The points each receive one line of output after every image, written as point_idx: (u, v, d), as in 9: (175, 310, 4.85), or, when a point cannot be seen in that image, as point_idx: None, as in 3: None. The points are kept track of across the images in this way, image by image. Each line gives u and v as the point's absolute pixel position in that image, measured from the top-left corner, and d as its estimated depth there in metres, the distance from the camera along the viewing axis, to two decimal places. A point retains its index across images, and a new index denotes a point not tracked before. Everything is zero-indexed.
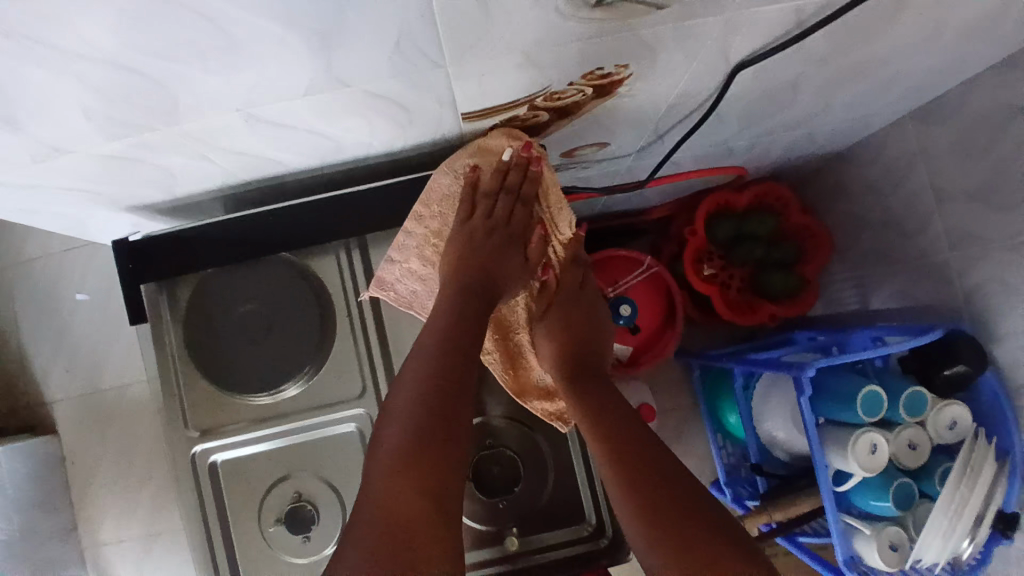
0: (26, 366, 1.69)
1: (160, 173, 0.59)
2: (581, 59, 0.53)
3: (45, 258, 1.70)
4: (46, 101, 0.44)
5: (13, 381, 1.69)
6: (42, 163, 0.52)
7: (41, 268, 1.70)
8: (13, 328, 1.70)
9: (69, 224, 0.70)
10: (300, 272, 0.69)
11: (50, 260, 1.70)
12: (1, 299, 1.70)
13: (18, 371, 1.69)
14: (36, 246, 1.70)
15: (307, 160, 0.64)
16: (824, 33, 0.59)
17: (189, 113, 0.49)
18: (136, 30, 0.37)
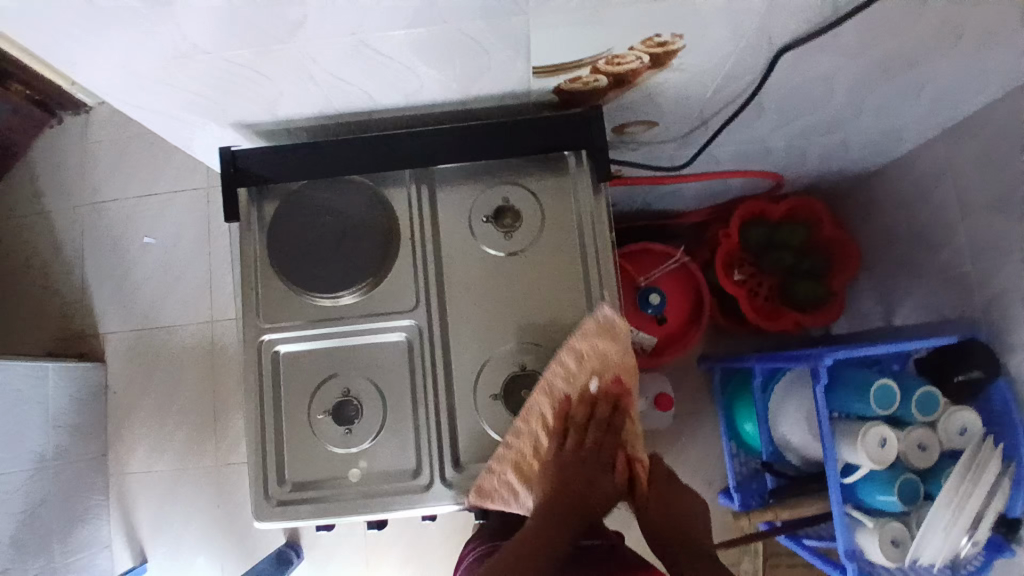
0: (85, 298, 1.83)
1: (269, 91, 0.69)
2: (641, 23, 0.62)
3: (119, 201, 1.85)
4: (197, 1, 0.54)
5: (73, 311, 1.82)
6: (180, 61, 0.63)
7: (114, 210, 1.85)
8: (81, 264, 1.84)
9: (181, 133, 0.80)
10: (372, 196, 0.78)
11: (123, 204, 1.84)
12: (74, 235, 1.85)
13: (79, 303, 1.83)
14: (112, 189, 1.85)
15: (393, 96, 0.73)
16: (858, 22, 0.66)
17: (305, 27, 0.58)
18: None
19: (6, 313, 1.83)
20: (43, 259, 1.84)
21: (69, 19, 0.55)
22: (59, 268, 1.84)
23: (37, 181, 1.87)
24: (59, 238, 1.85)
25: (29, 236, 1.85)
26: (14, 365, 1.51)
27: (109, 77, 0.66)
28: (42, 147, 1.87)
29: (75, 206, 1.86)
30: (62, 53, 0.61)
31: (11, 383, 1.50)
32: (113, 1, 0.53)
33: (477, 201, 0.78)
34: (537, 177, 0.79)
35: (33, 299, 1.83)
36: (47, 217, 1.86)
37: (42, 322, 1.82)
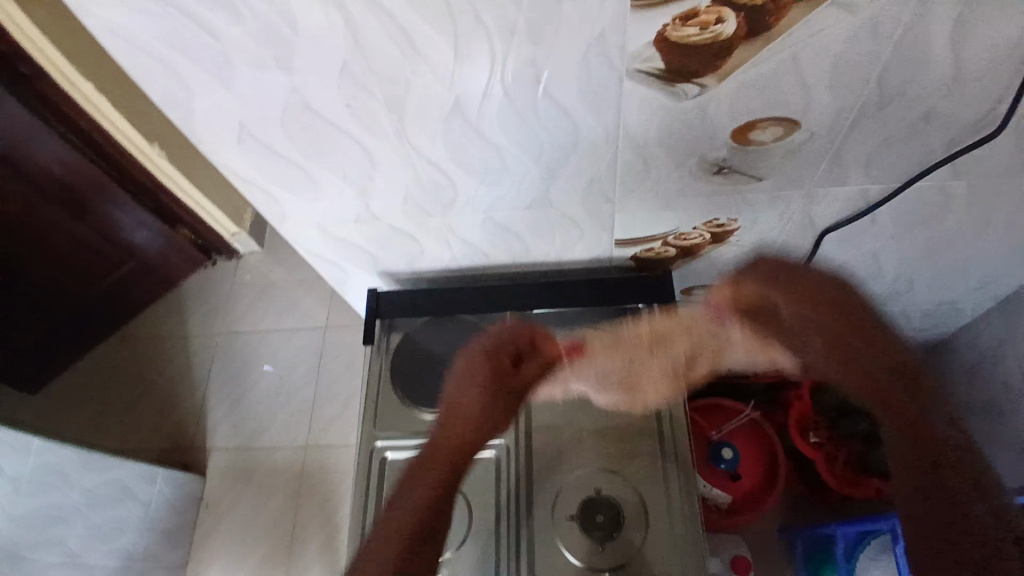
0: (200, 415, 1.98)
1: (415, 247, 0.91)
2: (704, 210, 0.80)
3: (248, 332, 2.10)
4: (388, 184, 0.74)
5: (187, 422, 1.97)
6: (359, 223, 0.84)
7: (242, 338, 2.10)
8: (204, 383, 2.03)
9: (339, 277, 1.02)
10: (479, 332, 0.95)
11: (252, 335, 2.10)
12: (205, 357, 2.07)
13: (192, 417, 1.98)
14: (245, 322, 2.12)
15: (504, 256, 0.93)
16: (887, 211, 0.81)
17: (452, 207, 0.79)
18: (463, 147, 0.67)
19: (127, 424, 1.97)
20: (170, 372, 2.05)
21: (297, 192, 0.77)
22: (185, 388, 2.02)
23: (183, 309, 2.15)
24: (192, 356, 2.07)
25: (165, 351, 2.08)
26: (137, 463, 1.60)
27: (305, 232, 0.88)
28: (194, 281, 2.20)
29: (211, 333, 2.11)
30: (281, 214, 0.82)
31: (126, 478, 1.58)
32: (332, 182, 0.74)
33: (566, 342, 0.94)
34: (616, 325, 0.94)
35: (151, 409, 2.00)
36: (186, 341, 2.09)
37: (157, 432, 1.96)
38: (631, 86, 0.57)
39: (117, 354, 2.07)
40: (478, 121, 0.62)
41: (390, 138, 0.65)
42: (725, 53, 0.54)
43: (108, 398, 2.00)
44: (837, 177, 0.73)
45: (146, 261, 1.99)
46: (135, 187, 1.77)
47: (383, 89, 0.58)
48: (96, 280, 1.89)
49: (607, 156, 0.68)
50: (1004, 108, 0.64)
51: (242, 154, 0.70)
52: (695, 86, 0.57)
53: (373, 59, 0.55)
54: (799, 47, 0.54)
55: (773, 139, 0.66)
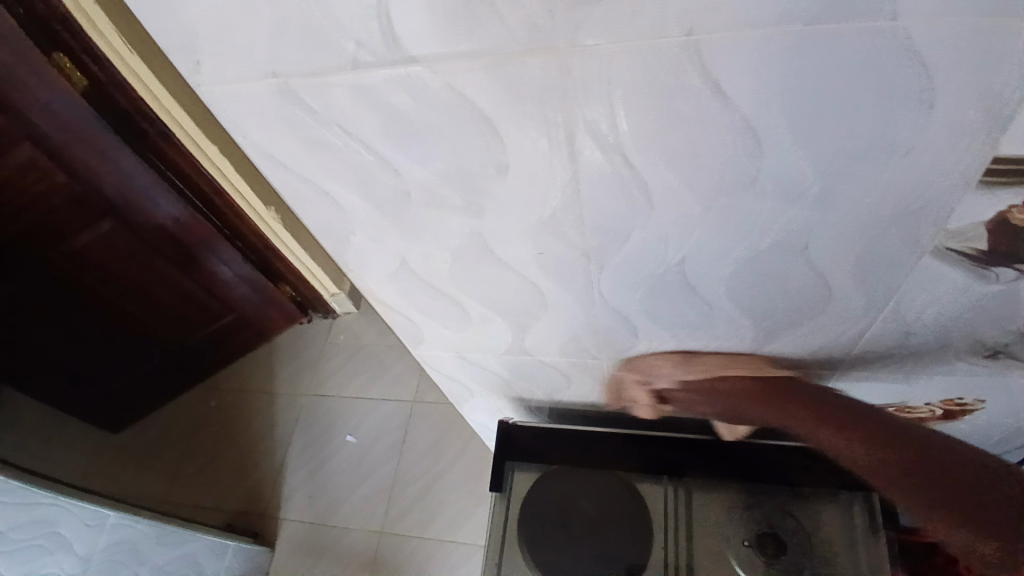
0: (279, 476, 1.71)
1: (559, 383, 0.77)
2: (948, 386, 0.61)
3: (337, 398, 1.80)
4: (556, 323, 0.61)
5: (258, 484, 1.71)
6: (505, 356, 0.71)
7: (328, 399, 1.81)
8: (285, 442, 1.76)
9: (460, 396, 0.90)
10: (625, 487, 0.79)
11: (338, 402, 1.80)
12: (290, 413, 1.80)
13: (266, 478, 1.71)
14: (333, 387, 1.83)
15: (663, 400, 0.77)
16: None
17: (625, 352, 0.65)
18: (660, 304, 0.53)
19: (201, 483, 1.73)
20: (243, 420, 1.82)
21: (444, 321, 0.65)
22: (265, 447, 1.76)
23: (270, 357, 1.92)
24: (277, 411, 1.82)
25: (245, 402, 1.84)
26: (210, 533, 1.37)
27: (441, 357, 0.75)
28: (287, 337, 1.94)
29: (299, 394, 1.83)
30: (419, 337, 0.70)
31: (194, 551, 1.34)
32: (489, 317, 0.62)
33: (738, 519, 0.75)
34: (803, 505, 0.75)
35: (222, 463, 1.76)
36: (274, 396, 1.84)
37: (228, 492, 1.71)
38: (844, 291, 0.47)
39: (201, 406, 1.85)
40: (700, 279, 0.48)
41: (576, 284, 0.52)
42: None
43: (189, 453, 1.78)
44: None
45: (241, 317, 1.70)
46: (242, 244, 1.41)
47: (590, 240, 0.46)
48: (186, 332, 1.62)
49: (851, 323, 0.52)
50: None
51: (393, 281, 0.58)
52: (1018, 270, 0.41)
53: (589, 213, 0.43)
54: None
55: None
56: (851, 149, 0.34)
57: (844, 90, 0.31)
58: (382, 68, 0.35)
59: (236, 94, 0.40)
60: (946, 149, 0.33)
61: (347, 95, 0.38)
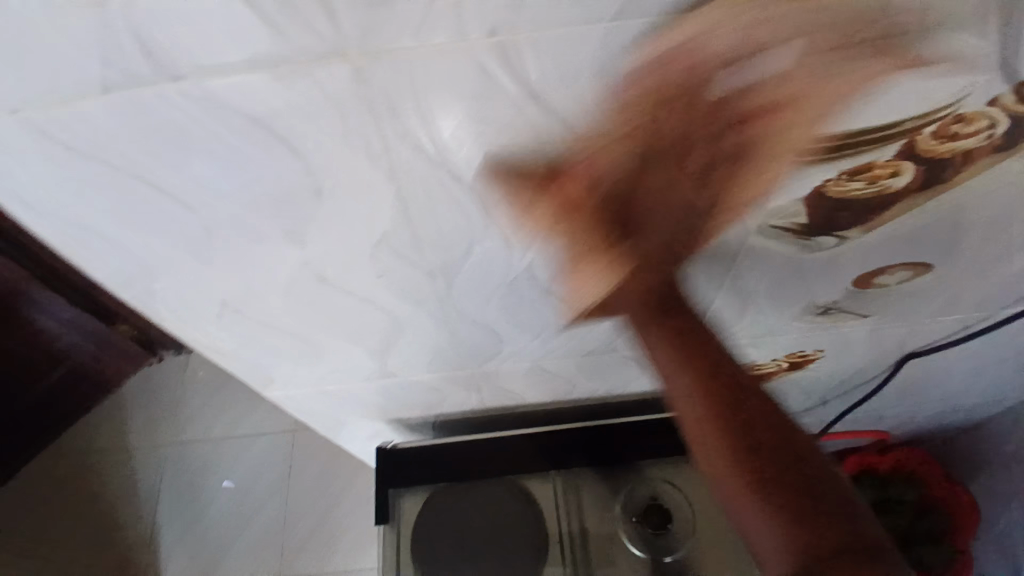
0: (152, 541, 1.49)
1: (436, 397, 0.73)
2: (791, 343, 0.66)
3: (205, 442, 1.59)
4: (419, 340, 0.57)
5: (127, 555, 1.48)
6: (370, 380, 0.65)
7: (194, 446, 1.58)
8: (148, 503, 1.53)
9: (332, 427, 0.82)
10: (515, 490, 0.77)
11: (207, 444, 1.59)
12: (149, 470, 1.56)
13: (136, 547, 1.49)
14: (198, 429, 1.61)
15: (543, 396, 0.76)
16: (982, 338, 0.71)
17: (495, 358, 0.63)
18: (521, 307, 0.52)
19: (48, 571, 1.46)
20: (92, 487, 1.55)
21: (294, 355, 0.58)
22: (127, 513, 1.52)
23: (113, 409, 1.63)
24: (134, 470, 1.57)
25: (90, 466, 1.57)
26: None
27: (300, 392, 0.68)
28: (133, 387, 1.66)
29: (156, 445, 1.59)
30: (270, 376, 0.62)
31: None
32: (345, 345, 0.56)
33: (623, 498, 0.77)
34: (682, 472, 0.78)
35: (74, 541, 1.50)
36: (128, 454, 1.58)
37: None
38: (692, 274, 0.48)
39: (33, 484, 1.56)
40: (555, 278, 0.47)
41: (431, 300, 0.49)
42: (879, 209, 0.42)
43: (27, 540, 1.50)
44: (944, 306, 0.61)
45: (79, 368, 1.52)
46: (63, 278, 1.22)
47: (434, 255, 0.43)
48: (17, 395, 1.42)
49: (701, 301, 0.53)
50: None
51: (223, 324, 0.51)
52: (834, 236, 0.45)
53: (428, 227, 0.39)
54: (966, 199, 0.43)
55: (897, 281, 0.54)
56: (677, 142, 0.33)
57: (663, 84, 0.30)
58: (142, 88, 0.28)
59: None
60: (761, 134, 0.33)
61: (104, 127, 0.31)
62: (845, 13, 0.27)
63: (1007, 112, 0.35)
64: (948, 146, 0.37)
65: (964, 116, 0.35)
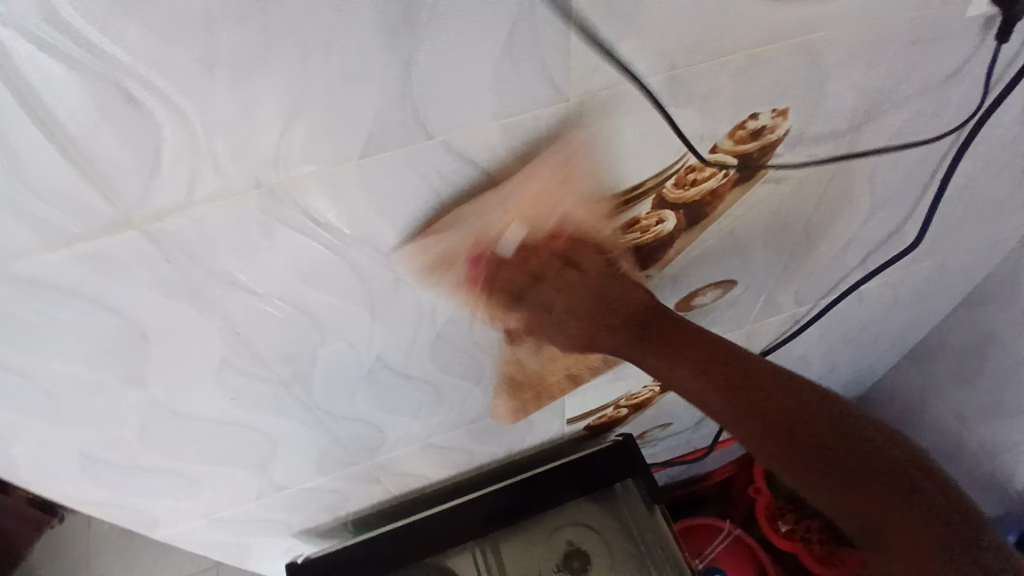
0: None
1: (338, 498, 0.73)
2: (653, 368, 0.72)
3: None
4: (300, 448, 0.57)
5: None
6: (263, 497, 0.64)
7: None
8: None
9: (241, 554, 0.79)
10: (437, 571, 0.77)
11: None
12: None
13: None
14: None
15: (446, 470, 0.78)
16: (815, 330, 0.80)
17: (384, 447, 0.64)
18: (387, 394, 0.54)
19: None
20: None
21: (172, 492, 0.57)
22: None
23: None
24: None
25: None
26: None
27: (194, 526, 0.66)
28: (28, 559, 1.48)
29: None
30: (154, 518, 0.60)
31: None
32: (224, 470, 0.56)
33: (545, 550, 0.80)
34: (591, 511, 0.82)
35: None
36: None
37: None
38: None
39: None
40: (407, 362, 0.50)
41: (295, 409, 0.51)
42: (665, 246, 0.49)
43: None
44: (769, 307, 0.69)
45: None
46: None
47: (282, 369, 0.45)
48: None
49: (553, 352, 0.59)
50: (921, 216, 0.60)
51: (88, 480, 0.51)
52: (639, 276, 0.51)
53: (265, 345, 0.42)
54: (734, 226, 0.51)
55: (713, 298, 0.62)
56: None
57: (426, 196, 0.35)
58: None
59: None
60: (529, 216, 0.39)
61: None
62: (546, 122, 0.33)
63: (729, 156, 0.42)
64: (695, 190, 0.44)
65: (695, 167, 0.42)
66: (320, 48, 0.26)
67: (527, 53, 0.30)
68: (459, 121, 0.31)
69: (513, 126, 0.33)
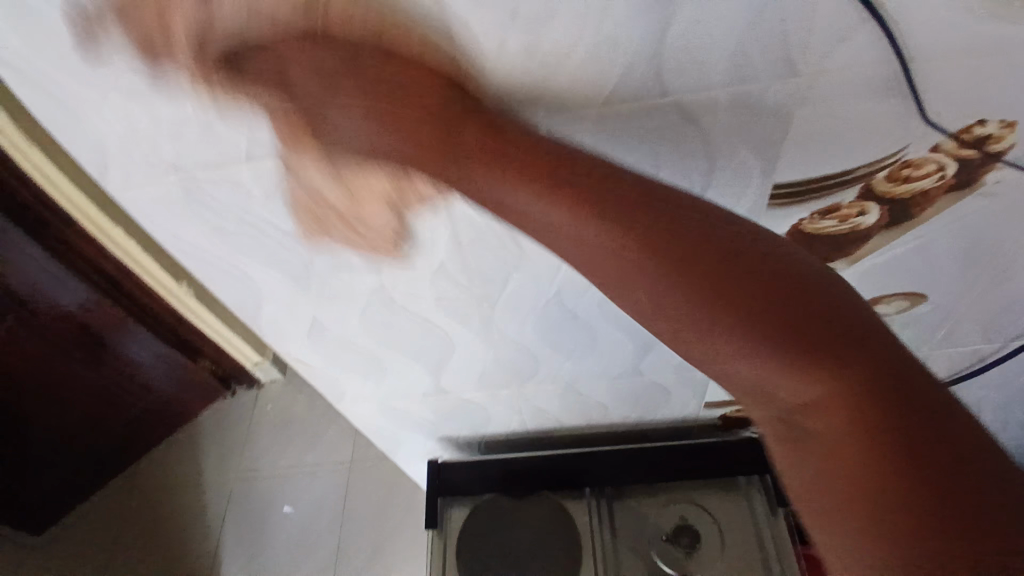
0: (217, 562, 1.56)
1: (481, 417, 0.82)
2: None
3: (271, 471, 1.69)
4: (466, 362, 0.66)
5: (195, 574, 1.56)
6: (424, 397, 0.75)
7: (261, 476, 1.68)
8: (219, 524, 1.62)
9: (390, 445, 0.92)
10: (553, 506, 0.84)
11: (272, 472, 1.68)
12: (221, 496, 1.67)
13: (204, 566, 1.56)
14: (265, 458, 1.71)
15: (578, 419, 0.84)
16: (1003, 372, 0.73)
17: (532, 380, 0.71)
18: (551, 331, 0.61)
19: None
20: (172, 508, 1.67)
21: (361, 371, 0.69)
22: (199, 532, 1.62)
23: (193, 439, 1.78)
24: (206, 493, 1.68)
25: (170, 491, 1.70)
26: None
27: (365, 407, 0.78)
28: (211, 417, 1.82)
29: (229, 471, 1.71)
30: (340, 390, 0.73)
31: None
32: (405, 363, 0.67)
33: (657, 519, 0.83)
34: (711, 497, 0.83)
35: (151, 556, 1.61)
36: (202, 479, 1.71)
37: None
38: None
39: (118, 505, 1.69)
40: (579, 304, 0.56)
41: (477, 324, 0.59)
42: (859, 242, 0.49)
43: (113, 556, 1.61)
44: (955, 335, 0.65)
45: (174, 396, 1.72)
46: (159, 321, 1.43)
47: (477, 283, 0.53)
48: (107, 420, 1.57)
49: None
50: None
51: (309, 344, 0.63)
52: (824, 269, 0.52)
53: (473, 260, 0.50)
54: (936, 235, 0.49)
55: (896, 310, 0.60)
56: (665, 189, 0.43)
57: (645, 150, 0.39)
58: (271, 157, 0.41)
59: (149, 193, 0.45)
60: (734, 184, 0.42)
61: (244, 188, 0.43)
62: (775, 95, 0.36)
63: (951, 156, 0.41)
64: (905, 186, 0.44)
65: (911, 163, 0.42)
66: (595, 9, 0.31)
67: (774, 30, 0.32)
68: (695, 84, 0.35)
69: (740, 95, 0.36)
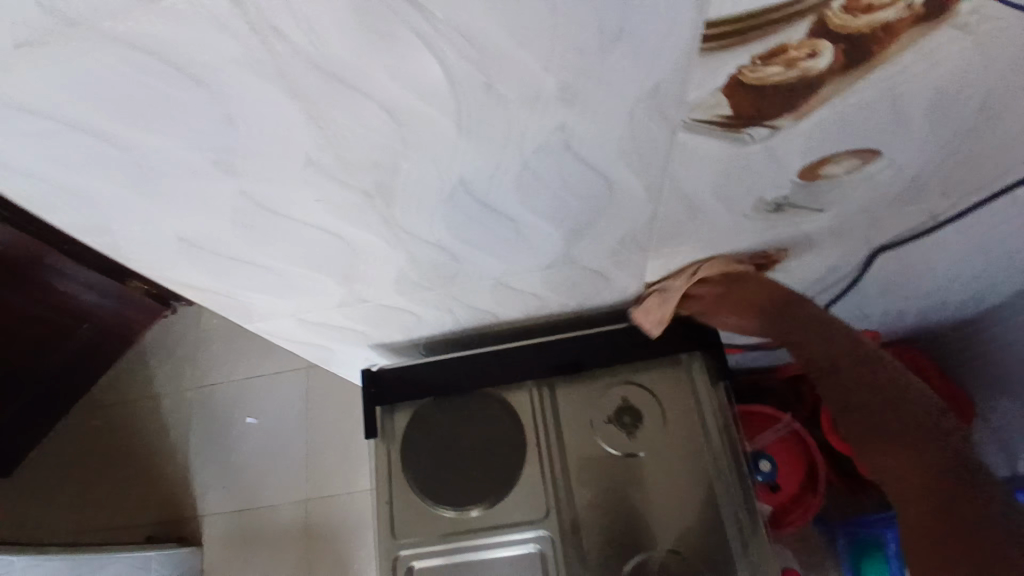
0: (189, 477, 1.56)
1: (411, 321, 0.76)
2: (752, 243, 0.66)
3: (227, 383, 1.65)
4: (382, 266, 0.59)
5: (167, 490, 1.56)
6: (342, 308, 0.68)
7: (216, 391, 1.64)
8: (182, 442, 1.60)
9: (324, 357, 0.87)
10: (494, 401, 0.81)
11: (226, 387, 1.64)
12: (179, 415, 1.63)
13: (177, 482, 1.56)
14: (218, 373, 1.66)
15: (516, 313, 0.79)
16: (954, 225, 0.69)
17: (459, 278, 0.65)
18: (466, 225, 0.53)
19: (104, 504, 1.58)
20: (130, 431, 1.64)
21: (265, 287, 0.61)
22: (165, 451, 1.60)
23: (139, 363, 1.71)
24: (163, 413, 1.65)
25: (126, 416, 1.66)
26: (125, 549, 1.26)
27: (283, 324, 0.71)
28: (153, 338, 1.74)
29: (182, 390, 1.66)
30: (249, 309, 0.66)
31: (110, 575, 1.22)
32: (311, 275, 0.59)
33: (598, 401, 0.81)
34: (654, 376, 0.81)
35: (119, 478, 1.59)
36: (156, 400, 1.66)
37: (135, 506, 1.56)
38: (630, 174, 0.48)
39: (76, 432, 1.66)
40: (492, 192, 0.48)
41: (376, 224, 0.51)
42: (808, 92, 0.41)
43: (83, 480, 1.60)
44: (908, 193, 0.60)
45: None
46: None
47: (365, 177, 0.44)
48: None
49: (645, 207, 0.54)
50: None
51: (193, 263, 0.55)
52: (767, 126, 0.44)
53: (350, 150, 0.40)
54: (898, 80, 0.42)
55: (847, 170, 0.54)
56: (570, 40, 0.33)
57: None
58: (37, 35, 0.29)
59: None
60: (657, 28, 0.33)
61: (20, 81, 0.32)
62: None
63: None
64: (865, 21, 0.36)
65: None
66: None
67: None
68: None
69: None
